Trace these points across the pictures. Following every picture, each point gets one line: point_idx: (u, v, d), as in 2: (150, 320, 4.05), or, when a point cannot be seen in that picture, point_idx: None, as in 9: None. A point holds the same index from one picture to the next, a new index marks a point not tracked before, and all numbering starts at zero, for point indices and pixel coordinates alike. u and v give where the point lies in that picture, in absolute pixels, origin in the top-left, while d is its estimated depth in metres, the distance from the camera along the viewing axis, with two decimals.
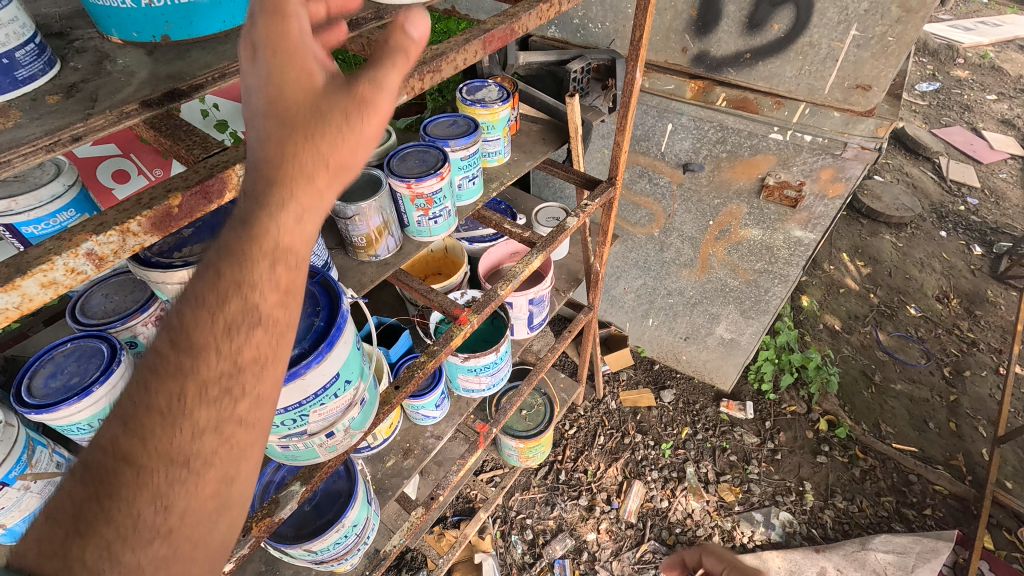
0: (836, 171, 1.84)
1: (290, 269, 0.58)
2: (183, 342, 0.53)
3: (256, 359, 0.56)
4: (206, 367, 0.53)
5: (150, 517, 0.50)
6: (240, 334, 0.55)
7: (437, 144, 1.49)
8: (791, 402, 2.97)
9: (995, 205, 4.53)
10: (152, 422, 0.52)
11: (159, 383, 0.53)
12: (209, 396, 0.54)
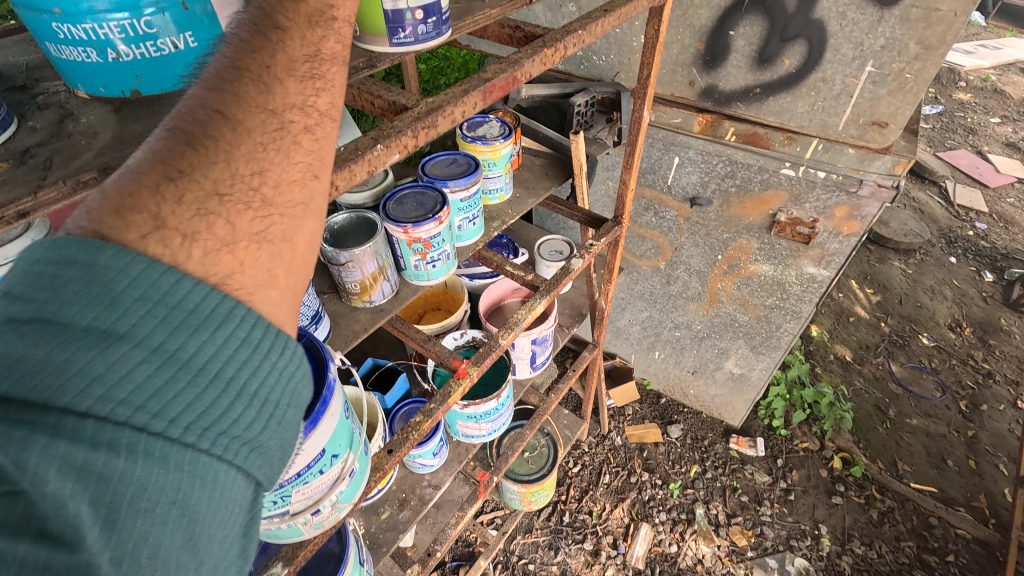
0: (851, 208, 1.77)
1: (323, 83, 0.57)
2: (210, 118, 0.50)
3: (297, 170, 0.54)
4: (247, 151, 0.50)
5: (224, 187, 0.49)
6: (279, 132, 0.52)
7: (436, 185, 1.42)
8: (803, 438, 2.86)
9: (1004, 230, 4.47)
10: (184, 202, 0.47)
11: (191, 147, 0.49)
12: (246, 188, 0.50)
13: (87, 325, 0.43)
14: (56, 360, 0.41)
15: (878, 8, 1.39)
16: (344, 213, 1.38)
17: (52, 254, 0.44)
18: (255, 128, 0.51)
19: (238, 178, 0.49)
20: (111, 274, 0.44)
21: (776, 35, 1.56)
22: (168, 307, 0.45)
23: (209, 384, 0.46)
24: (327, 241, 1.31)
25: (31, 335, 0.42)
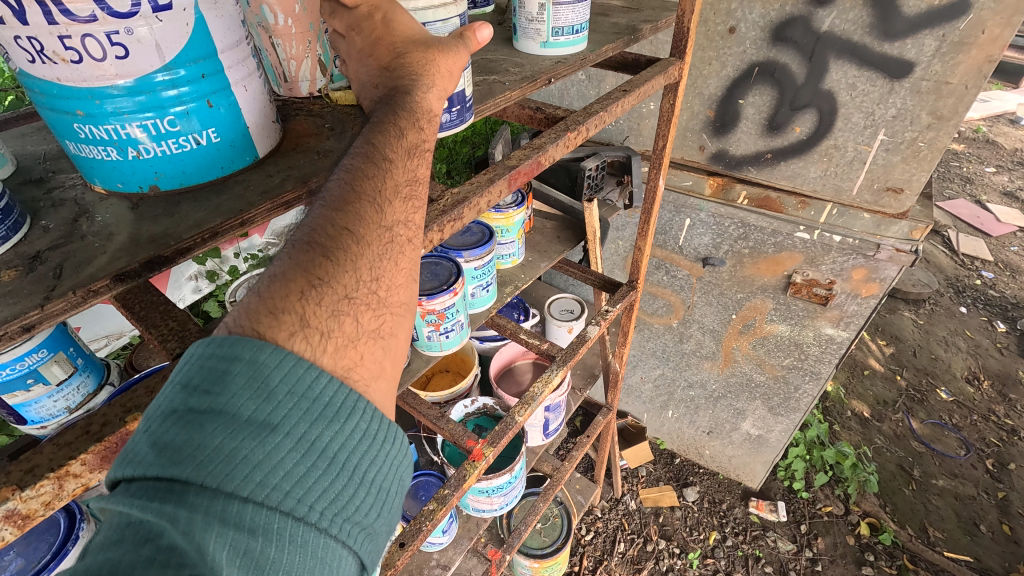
0: (869, 271, 1.75)
1: (418, 199, 0.68)
2: (339, 226, 0.59)
3: (402, 272, 0.64)
4: (369, 261, 0.60)
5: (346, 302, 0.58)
6: (391, 243, 0.63)
7: (450, 255, 1.40)
8: (826, 502, 2.73)
9: (1012, 279, 4.45)
10: (324, 303, 0.56)
11: (321, 264, 0.57)
12: (368, 292, 0.60)
13: (248, 416, 0.49)
14: (226, 448, 0.47)
15: (889, 80, 1.41)
16: None
17: (222, 353, 0.51)
18: (375, 241, 0.61)
19: (363, 284, 0.59)
20: (269, 371, 0.51)
21: (786, 104, 1.58)
22: (310, 401, 0.52)
23: (337, 471, 0.53)
24: None
25: (201, 424, 0.48)
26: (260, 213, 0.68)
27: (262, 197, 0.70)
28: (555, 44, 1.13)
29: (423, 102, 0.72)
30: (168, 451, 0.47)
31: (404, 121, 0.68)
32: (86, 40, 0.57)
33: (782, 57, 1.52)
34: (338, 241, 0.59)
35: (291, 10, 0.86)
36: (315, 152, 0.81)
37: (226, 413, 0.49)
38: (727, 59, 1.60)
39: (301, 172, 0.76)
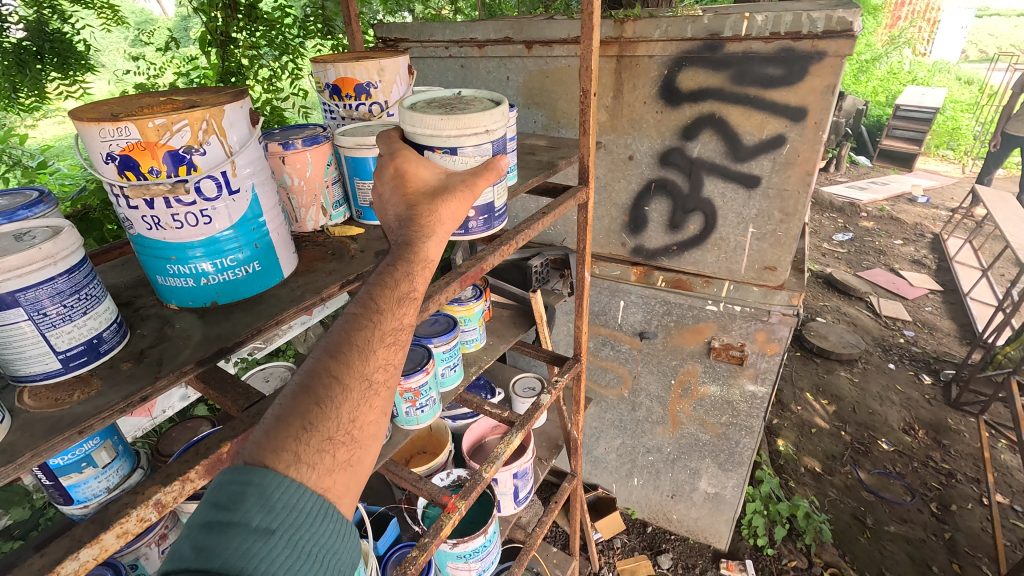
0: (768, 333, 2.13)
1: (399, 339, 0.87)
2: (325, 390, 0.76)
3: (377, 410, 0.82)
4: (350, 405, 0.78)
5: (325, 444, 0.74)
6: (371, 387, 0.81)
7: (422, 342, 1.72)
8: (790, 556, 2.88)
9: (930, 335, 4.98)
10: (311, 444, 0.73)
11: (310, 415, 0.74)
12: (347, 431, 0.77)
13: (257, 526, 0.66)
14: (243, 550, 0.64)
15: (747, 189, 1.89)
16: None
17: (239, 478, 0.68)
18: (356, 387, 0.79)
19: (343, 425, 0.77)
20: (272, 491, 0.68)
21: (679, 209, 2.05)
22: (302, 510, 0.70)
23: (320, 562, 0.70)
24: None
25: (228, 528, 0.66)
26: (290, 315, 1.01)
27: (289, 304, 1.03)
28: None
29: (424, 249, 0.95)
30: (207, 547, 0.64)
31: (399, 275, 0.90)
32: (186, 215, 0.92)
33: (670, 176, 2.01)
34: (325, 388, 0.77)
35: (304, 175, 1.25)
36: (323, 271, 1.15)
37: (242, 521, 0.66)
38: (631, 178, 2.09)
39: (315, 285, 1.09)
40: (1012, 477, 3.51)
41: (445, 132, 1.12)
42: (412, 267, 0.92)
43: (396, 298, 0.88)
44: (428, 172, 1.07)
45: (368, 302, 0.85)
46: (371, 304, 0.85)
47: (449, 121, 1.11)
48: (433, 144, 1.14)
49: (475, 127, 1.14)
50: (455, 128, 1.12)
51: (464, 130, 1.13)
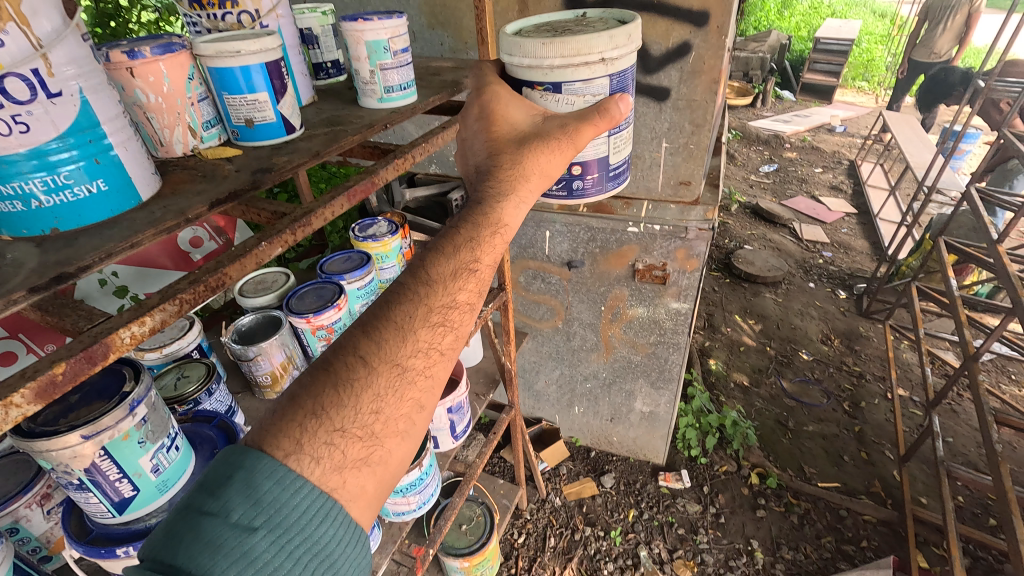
0: (687, 250, 2.18)
1: (446, 321, 0.93)
2: (349, 374, 0.83)
3: (409, 397, 0.88)
4: (371, 393, 0.83)
5: (345, 428, 0.80)
6: (403, 373, 0.87)
7: (333, 279, 1.64)
8: (721, 462, 3.10)
9: (845, 254, 5.34)
10: (320, 433, 0.78)
11: (334, 396, 0.81)
12: (366, 419, 0.82)
13: (235, 520, 0.70)
14: (217, 543, 0.67)
15: (658, 102, 1.87)
16: (251, 315, 1.55)
17: (231, 464, 0.73)
18: (384, 373, 0.85)
19: (363, 413, 0.82)
20: (258, 483, 0.73)
21: None
22: (285, 506, 0.73)
23: (297, 564, 0.72)
24: (236, 340, 1.47)
25: (207, 517, 0.69)
26: (147, 237, 0.90)
27: (147, 226, 0.93)
28: (389, 99, 1.46)
29: (496, 214, 1.06)
30: (183, 533, 0.68)
31: (458, 248, 0.99)
32: None
33: None
34: (349, 370, 0.83)
35: (161, 91, 1.11)
36: (189, 193, 1.05)
37: (221, 513, 0.70)
38: None
39: (179, 207, 0.99)
40: (912, 372, 3.89)
41: (548, 58, 1.13)
42: (478, 232, 1.02)
43: (450, 274, 0.96)
44: (522, 112, 1.16)
45: (420, 276, 0.94)
46: (420, 279, 0.94)
47: (553, 48, 1.12)
48: (535, 78, 1.17)
49: (586, 54, 1.12)
50: (560, 56, 1.12)
51: (571, 58, 1.12)
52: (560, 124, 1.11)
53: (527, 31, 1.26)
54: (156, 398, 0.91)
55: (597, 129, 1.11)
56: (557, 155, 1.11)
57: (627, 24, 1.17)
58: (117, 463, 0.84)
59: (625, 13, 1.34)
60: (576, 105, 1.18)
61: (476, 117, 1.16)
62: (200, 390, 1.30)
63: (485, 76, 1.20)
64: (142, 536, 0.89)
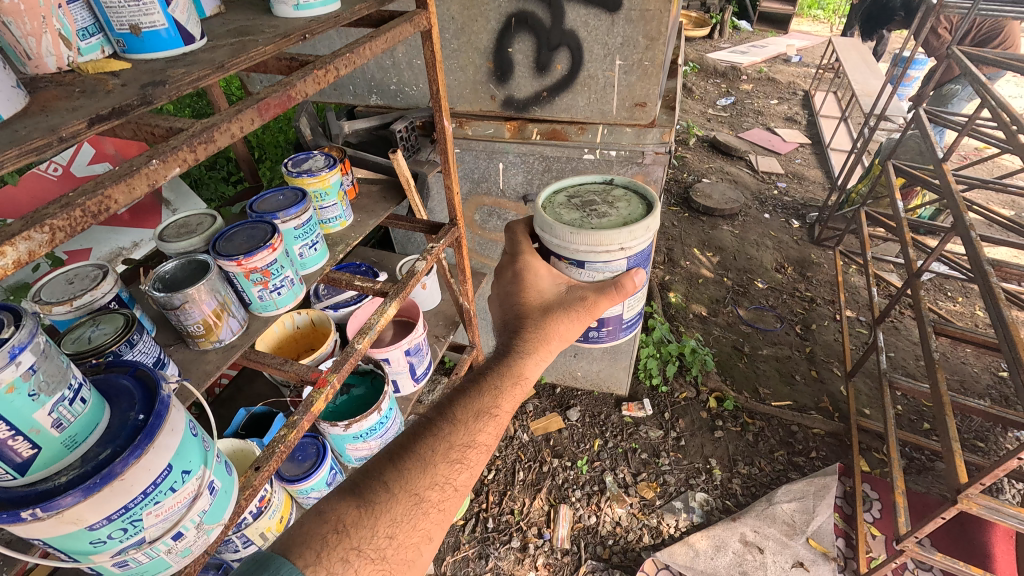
0: (644, 176, 2.12)
1: (462, 463, 1.20)
2: (374, 494, 1.08)
3: (421, 526, 1.09)
4: (387, 515, 1.06)
5: (365, 540, 1.01)
6: (419, 502, 1.10)
7: (265, 218, 1.50)
8: (681, 389, 3.20)
9: (798, 184, 5.43)
10: (342, 544, 0.98)
11: (359, 510, 1.05)
12: (381, 541, 1.03)
13: None
14: None
15: (609, 13, 1.74)
16: (173, 260, 1.40)
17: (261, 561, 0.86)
18: (404, 500, 1.09)
19: (379, 533, 1.03)
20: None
21: (543, 46, 1.89)
22: None
23: None
24: (158, 287, 1.33)
25: None
26: (8, 158, 0.76)
27: (8, 146, 0.78)
28: (306, 5, 1.28)
29: (519, 369, 1.40)
30: None
31: (477, 397, 1.33)
32: None
33: (529, 8, 1.82)
34: (374, 492, 1.08)
35: None
36: (63, 110, 0.89)
37: None
38: (488, 15, 1.87)
39: (50, 124, 0.84)
40: (859, 295, 4.06)
41: (576, 245, 1.42)
42: (499, 384, 1.37)
43: (472, 417, 1.28)
44: (548, 283, 1.49)
45: (449, 420, 1.26)
46: (446, 421, 1.26)
47: (581, 238, 1.39)
48: (562, 253, 1.46)
49: (608, 247, 1.40)
50: (587, 243, 1.40)
51: (596, 248, 1.41)
52: (581, 298, 1.45)
53: (559, 204, 1.55)
54: (46, 344, 0.80)
55: (611, 300, 1.44)
56: (574, 321, 1.47)
57: (646, 218, 1.43)
58: (4, 420, 0.74)
59: (646, 189, 1.61)
60: (598, 277, 1.47)
61: (511, 283, 1.51)
62: (119, 342, 1.18)
63: (519, 247, 1.55)
64: (52, 496, 0.79)
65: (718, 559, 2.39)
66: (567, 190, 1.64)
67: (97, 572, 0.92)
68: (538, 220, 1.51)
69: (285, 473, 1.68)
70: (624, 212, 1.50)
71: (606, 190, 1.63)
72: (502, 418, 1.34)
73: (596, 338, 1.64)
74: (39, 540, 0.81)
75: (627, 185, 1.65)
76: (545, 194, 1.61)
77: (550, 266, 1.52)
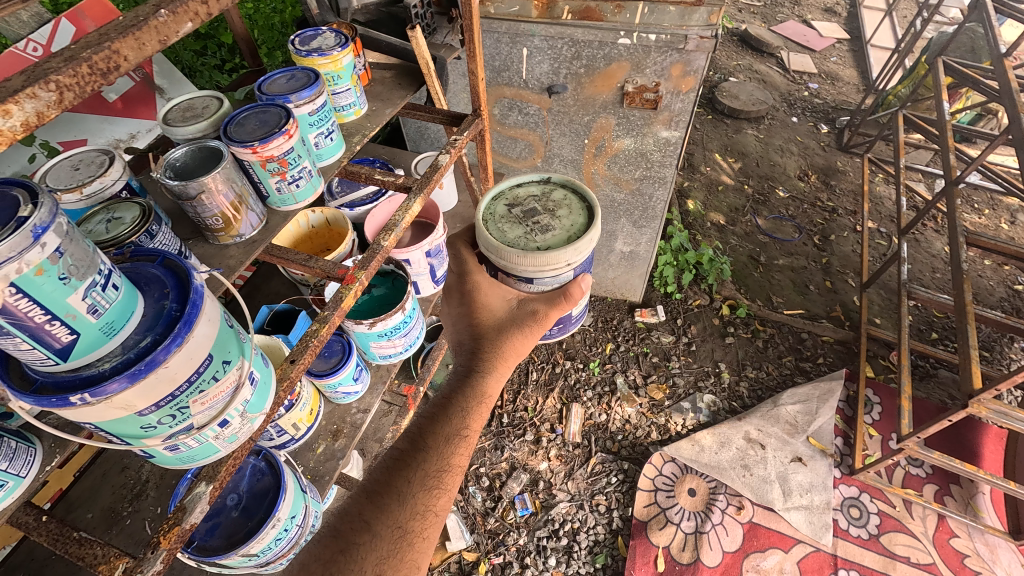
0: (684, 65, 1.94)
1: (442, 486, 1.22)
2: (356, 536, 1.10)
3: (409, 556, 1.10)
4: (373, 554, 1.08)
5: None
6: (403, 535, 1.12)
7: (277, 101, 1.37)
8: (695, 297, 3.22)
9: (831, 85, 5.08)
10: None
11: (342, 555, 1.07)
12: None
13: None
14: None
15: None
16: (182, 147, 1.30)
17: None
18: (387, 536, 1.11)
19: (367, 571, 1.05)
20: None
21: None
22: None
23: None
24: (170, 175, 1.24)
25: None
26: None
27: None
28: None
29: (482, 391, 1.38)
30: None
31: (453, 418, 1.33)
32: None
33: None
34: (357, 535, 1.11)
35: None
36: None
37: None
38: None
39: None
40: (883, 205, 3.94)
41: (521, 267, 1.30)
42: (468, 404, 1.35)
43: (444, 441, 1.28)
44: (497, 301, 1.43)
45: (419, 447, 1.27)
46: (419, 451, 1.26)
47: (528, 259, 1.28)
48: (510, 271, 1.34)
49: (554, 265, 1.29)
50: (534, 264, 1.29)
51: (541, 267, 1.29)
52: (532, 312, 1.38)
53: (500, 214, 1.40)
54: (69, 227, 0.73)
55: (563, 310, 1.37)
56: (529, 335, 1.41)
57: (592, 230, 1.31)
58: (38, 303, 0.70)
59: (585, 187, 1.47)
60: (548, 287, 1.38)
61: (461, 305, 1.47)
62: (139, 233, 1.12)
63: (466, 265, 1.48)
64: (99, 381, 0.77)
65: (722, 454, 2.53)
66: (505, 196, 1.45)
67: (150, 455, 0.94)
68: (479, 239, 1.36)
69: (314, 369, 1.70)
70: (567, 222, 1.36)
71: (546, 192, 1.47)
72: (475, 438, 1.34)
73: (553, 340, 1.59)
74: (93, 425, 0.82)
75: (566, 183, 1.49)
76: (482, 204, 1.42)
77: (498, 283, 1.44)
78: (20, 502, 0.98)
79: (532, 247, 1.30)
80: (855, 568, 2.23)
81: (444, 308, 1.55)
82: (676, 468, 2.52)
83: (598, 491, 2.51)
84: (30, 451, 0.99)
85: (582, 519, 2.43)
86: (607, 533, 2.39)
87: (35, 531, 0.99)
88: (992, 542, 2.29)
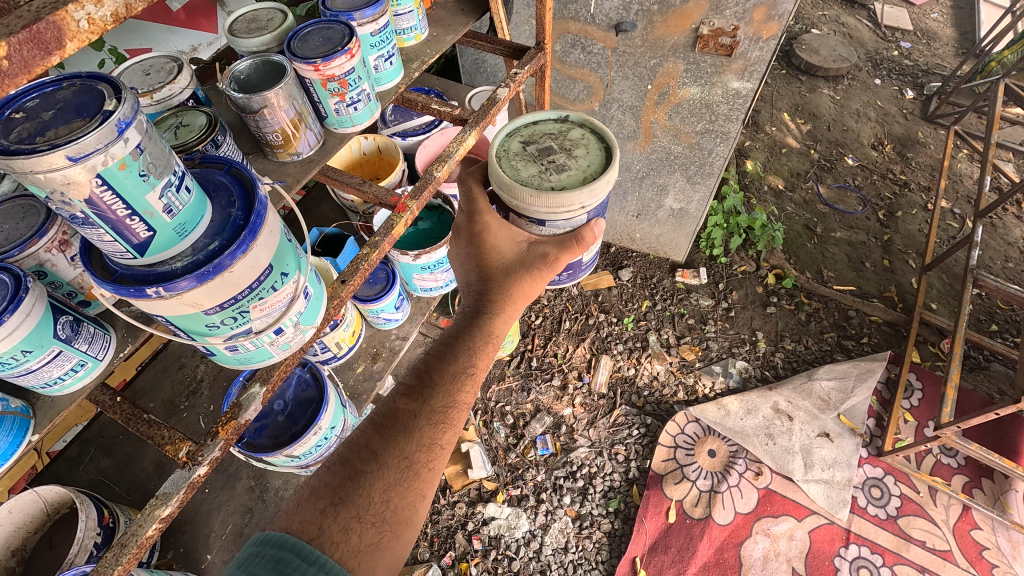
0: (768, 9, 1.81)
1: (448, 423, 1.26)
2: (364, 466, 1.13)
3: (415, 486, 1.14)
4: (381, 484, 1.11)
5: (362, 508, 1.06)
6: (410, 465, 1.15)
7: (341, 18, 1.34)
8: (741, 263, 3.12)
9: (926, 46, 4.61)
10: (341, 517, 1.02)
11: (350, 482, 1.09)
12: (378, 505, 1.08)
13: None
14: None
15: None
16: (247, 59, 1.30)
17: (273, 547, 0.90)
18: (394, 466, 1.14)
19: (375, 497, 1.09)
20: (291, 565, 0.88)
21: None
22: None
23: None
24: (235, 87, 1.25)
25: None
26: None
27: None
28: None
29: (489, 331, 1.40)
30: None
31: (461, 358, 1.36)
32: None
33: None
34: (366, 463, 1.13)
35: None
36: None
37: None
38: None
39: None
40: (962, 183, 3.65)
41: (534, 207, 1.27)
42: (476, 344, 1.38)
43: (450, 379, 1.32)
44: (507, 243, 1.38)
45: (425, 384, 1.30)
46: (426, 387, 1.30)
47: (539, 200, 1.25)
48: (520, 212, 1.31)
49: (568, 207, 1.27)
50: (546, 206, 1.26)
51: (555, 209, 1.27)
52: (542, 255, 1.34)
53: (515, 151, 1.36)
54: (148, 125, 0.76)
55: (574, 255, 1.32)
56: (537, 279, 1.38)
57: (609, 173, 1.27)
58: (121, 197, 0.73)
59: (605, 127, 1.41)
60: (559, 231, 1.36)
61: (469, 245, 1.40)
62: (206, 142, 1.15)
63: (477, 203, 1.39)
64: (172, 278, 0.82)
65: (747, 420, 2.53)
66: (520, 132, 1.41)
67: (212, 353, 1.01)
68: (492, 176, 1.33)
69: (359, 293, 1.76)
70: (584, 162, 1.32)
71: (563, 130, 1.42)
72: (480, 377, 1.38)
73: (562, 285, 1.59)
74: (164, 317, 0.87)
75: (584, 122, 1.43)
76: (497, 139, 1.38)
77: (508, 223, 1.39)
78: (96, 383, 1.09)
79: (546, 187, 1.27)
80: (867, 545, 2.25)
81: (453, 247, 1.49)
82: (698, 428, 2.54)
83: (618, 441, 2.57)
84: (106, 338, 1.07)
85: (599, 465, 2.50)
86: (623, 481, 2.47)
87: (111, 409, 1.10)
88: (1016, 538, 2.25)
